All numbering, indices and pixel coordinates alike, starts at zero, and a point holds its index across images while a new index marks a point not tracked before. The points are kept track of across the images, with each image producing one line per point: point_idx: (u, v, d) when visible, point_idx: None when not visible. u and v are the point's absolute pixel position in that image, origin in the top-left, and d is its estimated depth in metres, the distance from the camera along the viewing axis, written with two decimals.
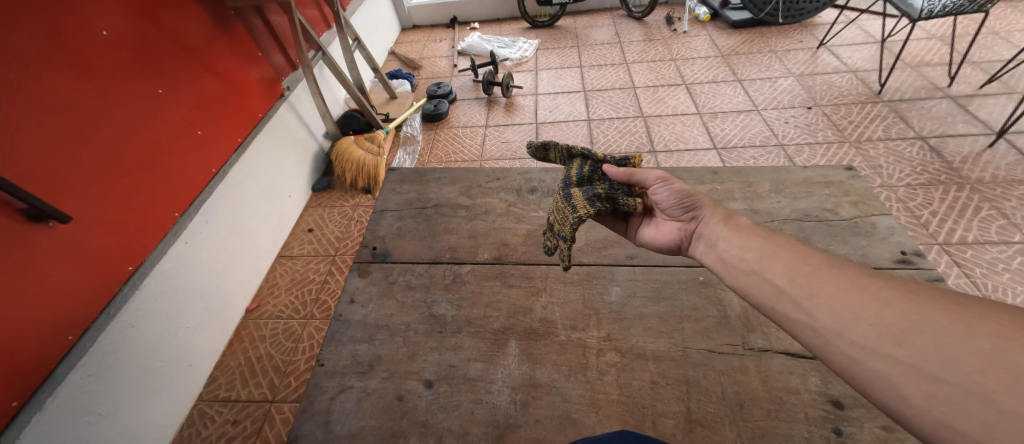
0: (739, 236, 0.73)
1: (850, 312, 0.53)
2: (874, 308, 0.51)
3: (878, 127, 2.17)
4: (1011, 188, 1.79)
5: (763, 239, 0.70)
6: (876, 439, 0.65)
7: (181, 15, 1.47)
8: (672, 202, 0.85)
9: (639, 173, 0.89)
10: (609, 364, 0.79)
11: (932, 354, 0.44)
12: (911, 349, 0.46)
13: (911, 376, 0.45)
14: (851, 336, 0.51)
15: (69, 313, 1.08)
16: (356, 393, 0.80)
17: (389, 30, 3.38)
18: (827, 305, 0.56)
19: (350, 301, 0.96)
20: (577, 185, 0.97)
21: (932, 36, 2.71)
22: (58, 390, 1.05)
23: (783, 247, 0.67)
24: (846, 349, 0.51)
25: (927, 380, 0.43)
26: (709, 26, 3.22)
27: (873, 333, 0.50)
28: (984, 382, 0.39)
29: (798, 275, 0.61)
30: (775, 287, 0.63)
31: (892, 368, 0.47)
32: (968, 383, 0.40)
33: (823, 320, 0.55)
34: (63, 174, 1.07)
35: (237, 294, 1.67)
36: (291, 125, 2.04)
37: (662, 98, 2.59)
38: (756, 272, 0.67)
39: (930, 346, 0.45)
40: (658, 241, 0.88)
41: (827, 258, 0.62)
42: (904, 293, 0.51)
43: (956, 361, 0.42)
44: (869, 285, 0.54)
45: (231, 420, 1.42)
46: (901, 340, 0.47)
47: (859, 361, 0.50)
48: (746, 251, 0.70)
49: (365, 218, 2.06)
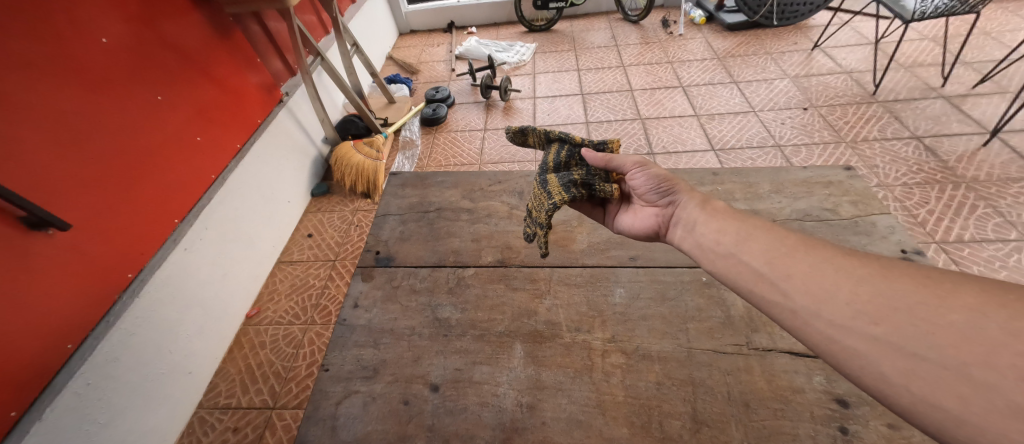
0: (716, 221, 0.74)
1: (826, 291, 0.53)
2: (849, 286, 0.52)
3: (873, 127, 2.19)
4: (1007, 186, 1.81)
5: (740, 222, 0.71)
6: (880, 437, 0.65)
7: (180, 22, 1.48)
8: (649, 187, 0.86)
9: (617, 159, 0.88)
10: (615, 365, 0.79)
11: (907, 330, 0.45)
12: (887, 326, 0.46)
13: (889, 353, 0.45)
14: (827, 316, 0.52)
15: (68, 321, 1.08)
16: (362, 398, 0.80)
17: (388, 36, 3.41)
18: (803, 287, 0.56)
19: (354, 305, 0.96)
20: (553, 170, 0.97)
21: (925, 37, 2.75)
22: (57, 399, 1.04)
23: (758, 230, 0.68)
24: (823, 328, 0.52)
25: (905, 357, 0.44)
26: (704, 29, 3.25)
27: (849, 312, 0.50)
28: (959, 355, 0.40)
29: (774, 257, 0.62)
30: (753, 270, 0.63)
31: (868, 347, 0.47)
32: (944, 357, 0.41)
33: (800, 300, 0.55)
34: (60, 181, 1.06)
35: (238, 300, 1.66)
36: (290, 131, 2.04)
37: (660, 101, 2.60)
38: (733, 255, 0.67)
39: (905, 322, 0.45)
40: (635, 228, 0.89)
41: (803, 239, 0.63)
42: (878, 271, 0.52)
43: (930, 336, 0.43)
44: (843, 264, 0.55)
45: (231, 428, 1.41)
46: (877, 318, 0.47)
47: (837, 341, 0.50)
48: (723, 235, 0.71)
49: (365, 223, 2.05)
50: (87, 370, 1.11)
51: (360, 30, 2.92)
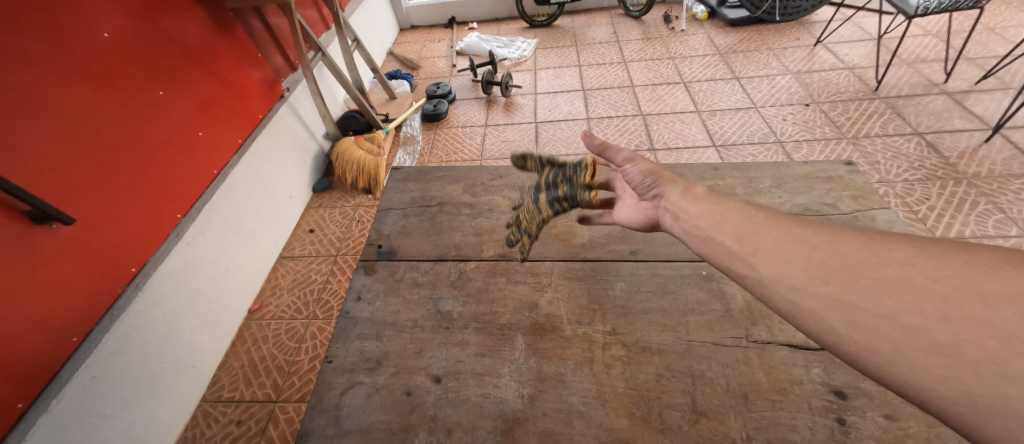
0: (696, 206, 0.71)
1: (786, 260, 0.54)
2: (805, 253, 0.53)
3: (875, 123, 2.19)
4: (1008, 182, 1.81)
5: (716, 205, 0.69)
6: (877, 428, 0.66)
7: (181, 17, 1.47)
8: (638, 180, 0.85)
9: (609, 149, 0.86)
10: (615, 357, 0.80)
11: (851, 285, 0.46)
12: (836, 285, 0.48)
13: (836, 309, 0.47)
14: (786, 281, 0.52)
15: (74, 315, 1.09)
16: (366, 388, 0.81)
17: (388, 31, 3.40)
18: (770, 258, 0.55)
19: (357, 298, 0.97)
20: (545, 190, 0.99)
21: (928, 33, 2.74)
22: (63, 392, 1.05)
23: (731, 210, 0.66)
24: (784, 293, 0.52)
25: (848, 310, 0.46)
26: (707, 24, 3.23)
27: (805, 276, 0.51)
28: (891, 304, 0.43)
29: (745, 235, 0.61)
30: (727, 249, 0.62)
31: (820, 305, 0.48)
32: (878, 307, 0.43)
33: (767, 271, 0.55)
34: (63, 176, 1.07)
35: (240, 294, 1.67)
36: (291, 126, 2.04)
37: (661, 97, 2.59)
38: (711, 238, 0.65)
39: (850, 279, 0.47)
40: (630, 221, 0.88)
41: (770, 216, 0.62)
42: (830, 236, 0.53)
43: (870, 289, 0.45)
44: (799, 234, 0.56)
45: (235, 421, 1.42)
46: (827, 278, 0.49)
47: (796, 304, 0.50)
48: (702, 218, 0.68)
49: (366, 219, 2.06)
50: (92, 363, 1.12)
51: (360, 25, 2.91)
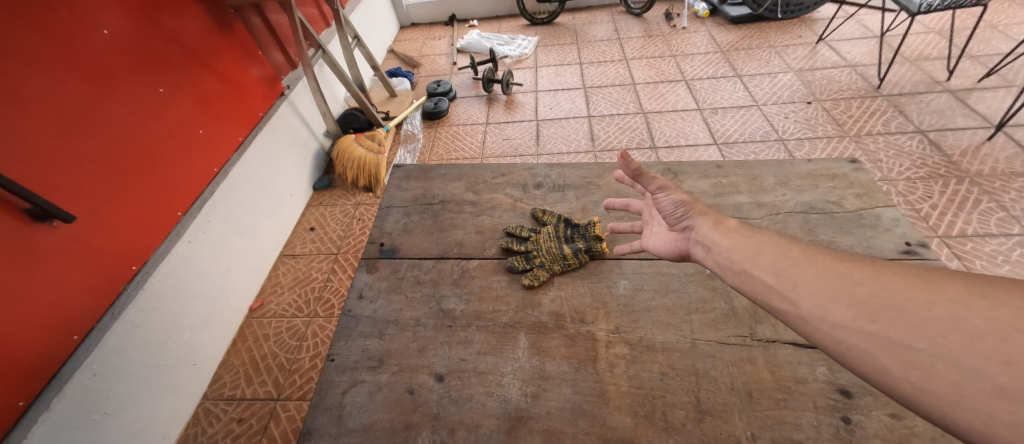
0: (729, 238, 0.70)
1: (829, 295, 0.53)
2: (848, 289, 0.52)
3: (878, 121, 2.18)
4: (1010, 180, 1.80)
5: (750, 238, 0.68)
6: (883, 426, 0.66)
7: (181, 14, 1.46)
8: (668, 210, 0.83)
9: (646, 175, 0.80)
10: (619, 356, 0.80)
11: (901, 324, 0.45)
12: (884, 323, 0.46)
13: (889, 349, 0.45)
14: (832, 319, 0.51)
15: (75, 313, 1.08)
16: (368, 387, 0.81)
17: (389, 29, 3.38)
18: (811, 293, 0.55)
19: (359, 296, 0.97)
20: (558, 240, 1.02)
21: (931, 30, 2.73)
22: (64, 390, 1.05)
23: (766, 242, 0.66)
24: (829, 331, 0.51)
25: (900, 349, 0.44)
26: (708, 22, 3.22)
27: (850, 313, 0.50)
28: (946, 343, 0.41)
29: (782, 269, 0.60)
30: (764, 283, 0.61)
31: (871, 344, 0.47)
32: (933, 346, 0.42)
33: (809, 307, 0.54)
34: (62, 173, 1.06)
35: (241, 293, 1.67)
36: (291, 124, 2.03)
37: (662, 94, 2.58)
38: (747, 272, 0.64)
39: (900, 318, 0.46)
40: (659, 249, 0.84)
41: (807, 250, 0.61)
42: (874, 272, 0.52)
43: (923, 328, 0.44)
44: (841, 270, 0.55)
45: (237, 419, 1.42)
46: (874, 316, 0.48)
47: (842, 341, 0.49)
48: (735, 251, 0.68)
49: (368, 217, 2.06)
50: (93, 361, 1.12)
51: (361, 23, 2.89)
